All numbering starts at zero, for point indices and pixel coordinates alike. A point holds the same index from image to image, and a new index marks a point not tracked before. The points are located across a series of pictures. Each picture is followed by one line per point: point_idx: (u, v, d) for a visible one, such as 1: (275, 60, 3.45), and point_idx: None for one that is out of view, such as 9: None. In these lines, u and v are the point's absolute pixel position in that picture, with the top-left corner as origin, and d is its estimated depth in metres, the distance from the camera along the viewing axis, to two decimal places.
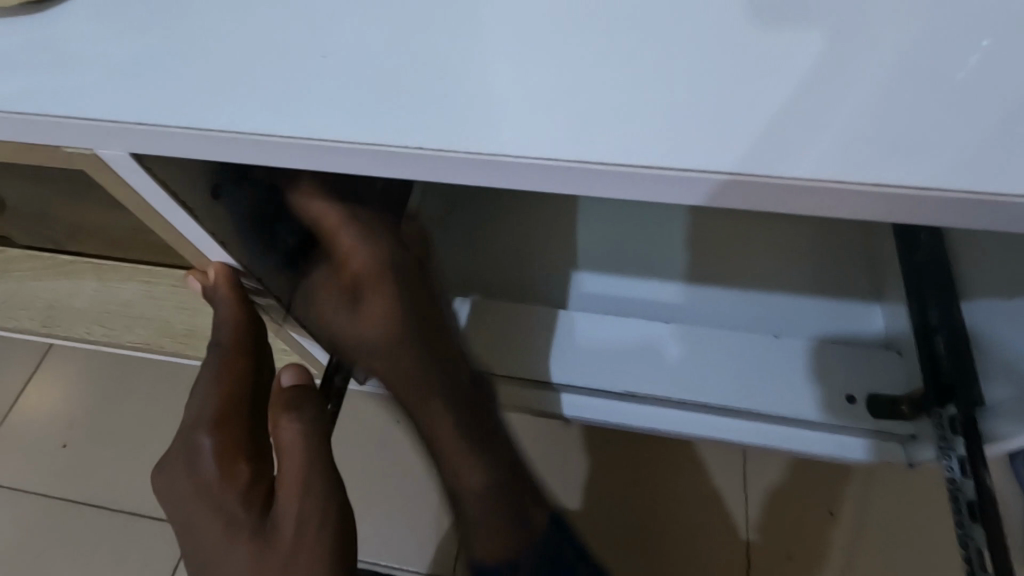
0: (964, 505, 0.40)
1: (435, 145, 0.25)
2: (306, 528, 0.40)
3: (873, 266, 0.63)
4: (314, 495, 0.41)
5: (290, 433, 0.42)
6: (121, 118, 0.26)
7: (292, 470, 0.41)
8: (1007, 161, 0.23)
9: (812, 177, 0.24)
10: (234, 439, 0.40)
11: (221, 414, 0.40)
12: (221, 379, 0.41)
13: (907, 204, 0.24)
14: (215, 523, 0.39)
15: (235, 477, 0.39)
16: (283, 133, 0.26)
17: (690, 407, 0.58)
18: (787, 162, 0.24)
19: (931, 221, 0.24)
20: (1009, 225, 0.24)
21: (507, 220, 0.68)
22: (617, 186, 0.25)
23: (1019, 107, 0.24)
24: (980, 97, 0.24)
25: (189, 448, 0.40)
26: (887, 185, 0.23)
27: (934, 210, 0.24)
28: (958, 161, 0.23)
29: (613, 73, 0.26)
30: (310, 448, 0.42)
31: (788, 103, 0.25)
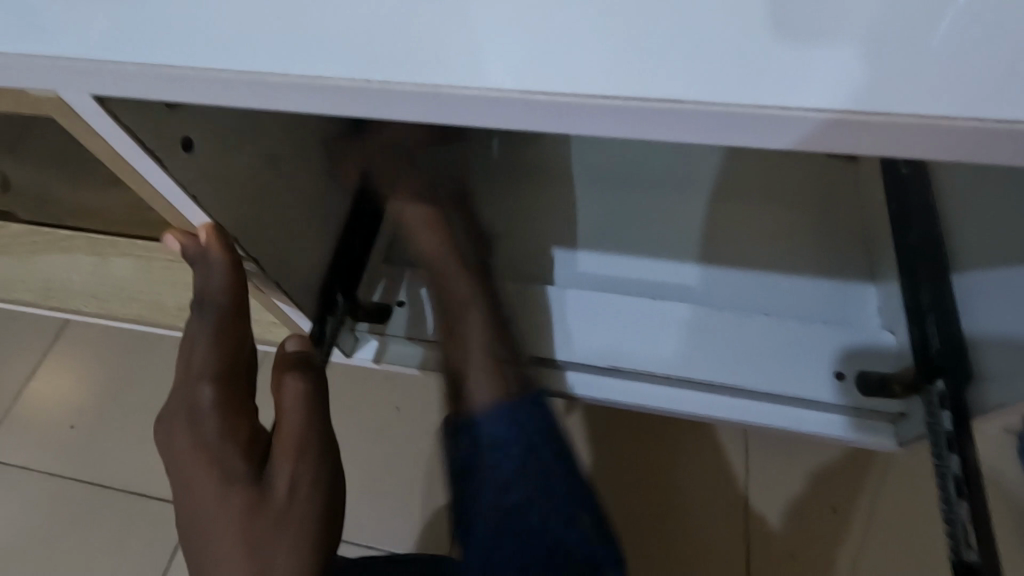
0: (950, 483, 0.38)
1: (380, 78, 0.25)
2: (299, 490, 0.40)
3: (868, 247, 0.63)
4: (308, 459, 0.41)
5: (293, 392, 0.43)
6: (73, 55, 0.26)
7: (291, 431, 0.41)
8: (963, 87, 0.22)
9: (768, 106, 0.23)
10: (233, 394, 0.41)
11: (224, 370, 0.41)
12: (222, 336, 0.42)
13: (865, 136, 0.23)
14: (209, 477, 0.38)
15: (234, 432, 0.39)
16: (232, 69, 0.26)
17: (677, 382, 0.57)
18: (738, 93, 0.23)
19: (889, 156, 0.24)
20: (974, 159, 0.23)
21: (502, 196, 0.68)
22: (569, 123, 0.25)
23: (981, 37, 0.23)
24: (939, 27, 0.23)
25: (189, 403, 0.40)
26: (847, 114, 0.22)
27: (892, 142, 0.23)
28: (915, 90, 0.22)
29: (565, 8, 0.25)
30: (308, 414, 0.43)
31: (743, 35, 0.24)
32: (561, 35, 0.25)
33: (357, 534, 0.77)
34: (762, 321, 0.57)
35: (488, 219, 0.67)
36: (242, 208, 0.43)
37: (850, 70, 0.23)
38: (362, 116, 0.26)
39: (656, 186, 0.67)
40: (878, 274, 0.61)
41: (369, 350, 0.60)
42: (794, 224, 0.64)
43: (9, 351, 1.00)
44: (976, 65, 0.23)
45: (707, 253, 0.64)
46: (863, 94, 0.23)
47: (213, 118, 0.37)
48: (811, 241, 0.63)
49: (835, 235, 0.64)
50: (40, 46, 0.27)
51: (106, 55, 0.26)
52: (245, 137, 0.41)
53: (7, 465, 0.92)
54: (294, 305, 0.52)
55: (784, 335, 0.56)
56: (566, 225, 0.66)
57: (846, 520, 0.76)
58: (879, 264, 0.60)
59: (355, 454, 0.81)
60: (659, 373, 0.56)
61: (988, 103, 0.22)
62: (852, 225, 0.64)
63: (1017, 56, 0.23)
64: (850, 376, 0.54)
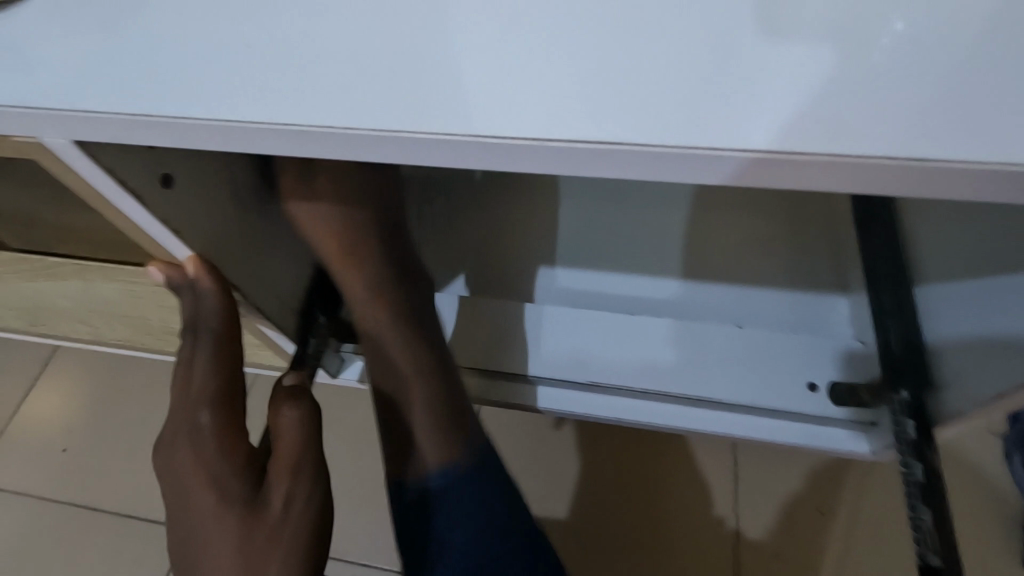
0: (917, 489, 0.39)
1: (343, 125, 0.27)
2: (294, 508, 0.41)
3: (839, 258, 0.64)
4: (304, 479, 0.42)
5: (289, 420, 0.43)
6: (58, 105, 0.28)
7: (288, 452, 0.42)
8: (867, 128, 0.25)
9: (694, 145, 0.25)
10: (232, 417, 0.41)
11: (222, 394, 0.41)
12: (218, 361, 0.42)
13: (790, 172, 0.25)
14: (208, 496, 0.39)
15: (232, 453, 0.40)
16: (209, 115, 0.28)
17: (655, 396, 0.58)
18: (666, 132, 0.26)
19: (812, 188, 0.26)
20: (894, 191, 0.26)
21: (483, 215, 0.69)
22: (523, 161, 0.27)
23: (884, 81, 0.26)
24: (851, 73, 0.26)
25: (189, 426, 0.40)
26: (770, 153, 0.25)
27: (811, 177, 0.26)
28: (827, 129, 0.25)
29: (516, 55, 0.28)
30: (304, 436, 0.43)
31: (675, 82, 0.26)
32: (515, 83, 0.27)
33: (350, 553, 0.78)
34: (738, 334, 0.59)
35: (470, 237, 0.68)
36: (225, 238, 0.45)
37: (777, 116, 0.25)
38: (332, 157, 0.28)
39: (634, 203, 0.69)
40: (850, 286, 0.62)
41: (354, 370, 0.61)
42: (767, 237, 0.66)
43: None
44: (880, 107, 0.25)
45: (686, 269, 0.65)
46: (785, 135, 0.25)
47: (194, 155, 0.39)
48: (785, 254, 0.65)
49: (808, 247, 0.65)
50: (26, 97, 0.28)
51: (91, 105, 0.28)
52: (224, 172, 0.42)
53: None
54: (278, 329, 0.54)
55: (759, 348, 0.58)
56: (546, 242, 0.68)
57: (832, 527, 0.77)
58: (851, 276, 0.62)
59: (345, 472, 0.81)
60: (637, 388, 0.58)
61: (880, 144, 0.24)
62: (823, 237, 0.66)
63: (917, 102, 0.25)
64: (823, 387, 0.55)
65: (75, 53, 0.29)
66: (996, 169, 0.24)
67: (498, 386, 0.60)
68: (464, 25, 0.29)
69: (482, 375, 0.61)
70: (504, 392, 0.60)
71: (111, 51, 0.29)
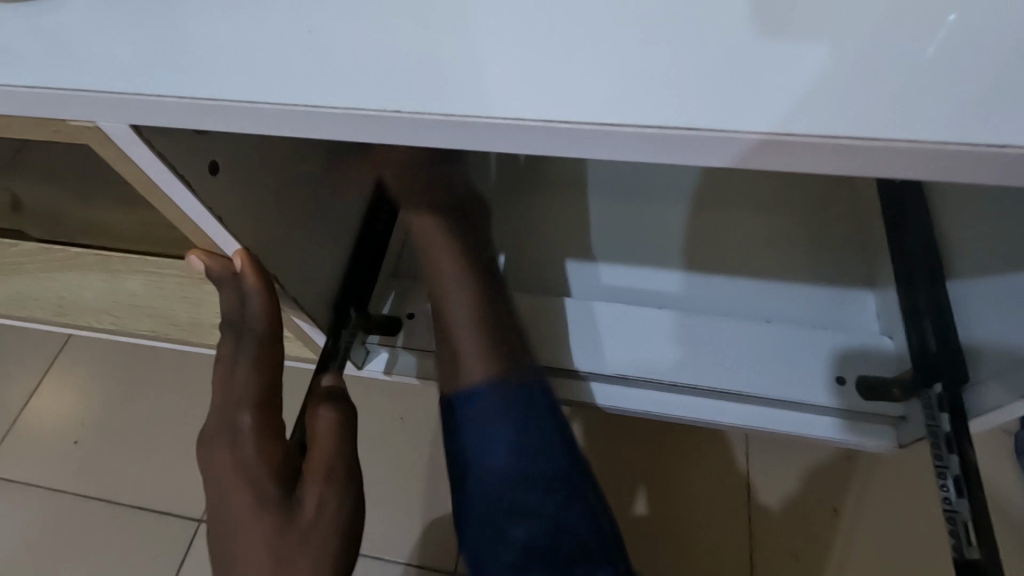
0: (950, 481, 0.40)
1: (409, 111, 0.28)
2: (326, 511, 0.41)
3: (864, 253, 0.65)
4: (337, 481, 0.42)
5: (324, 423, 0.45)
6: (123, 92, 0.29)
7: (322, 453, 0.43)
8: (912, 118, 0.26)
9: (749, 132, 0.26)
10: (273, 420, 0.42)
11: (264, 396, 0.42)
12: (260, 364, 0.42)
13: (850, 157, 0.27)
14: (244, 497, 0.39)
15: (269, 455, 0.40)
16: (272, 101, 0.28)
17: (684, 389, 0.58)
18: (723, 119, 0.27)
19: (858, 174, 0.27)
20: (936, 178, 0.27)
21: (505, 211, 0.69)
22: (579, 148, 0.28)
23: (927, 73, 0.27)
24: (892, 65, 0.27)
25: (230, 425, 0.41)
26: (826, 139, 0.26)
27: (857, 164, 0.27)
28: (874, 116, 0.26)
29: (571, 48, 0.29)
30: (338, 441, 0.44)
31: (728, 74, 0.28)
32: (572, 77, 0.28)
33: (367, 547, 0.78)
34: (765, 328, 0.59)
35: (495, 230, 0.68)
36: (265, 226, 0.45)
37: (823, 111, 0.26)
38: (398, 143, 0.29)
39: (657, 198, 0.69)
40: (876, 281, 0.62)
41: (380, 363, 0.61)
42: (790, 232, 0.66)
43: (11, 369, 1.00)
44: (923, 97, 0.26)
45: (712, 263, 0.65)
46: (831, 126, 0.26)
47: (235, 141, 0.40)
48: (810, 250, 0.65)
49: (833, 242, 0.65)
50: (91, 85, 0.29)
51: (157, 91, 0.29)
52: (263, 159, 0.43)
53: (11, 483, 0.91)
54: (312, 322, 0.54)
55: (788, 344, 0.58)
56: (568, 236, 0.68)
57: (845, 523, 0.77)
58: (876, 272, 0.62)
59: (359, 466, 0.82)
60: (666, 381, 0.57)
61: (926, 131, 0.26)
62: (848, 232, 0.66)
63: (948, 92, 0.26)
64: (851, 381, 0.55)
65: (140, 43, 0.30)
66: (1014, 153, 0.25)
67: None
68: (520, 22, 0.30)
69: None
70: None
71: (172, 40, 0.30)
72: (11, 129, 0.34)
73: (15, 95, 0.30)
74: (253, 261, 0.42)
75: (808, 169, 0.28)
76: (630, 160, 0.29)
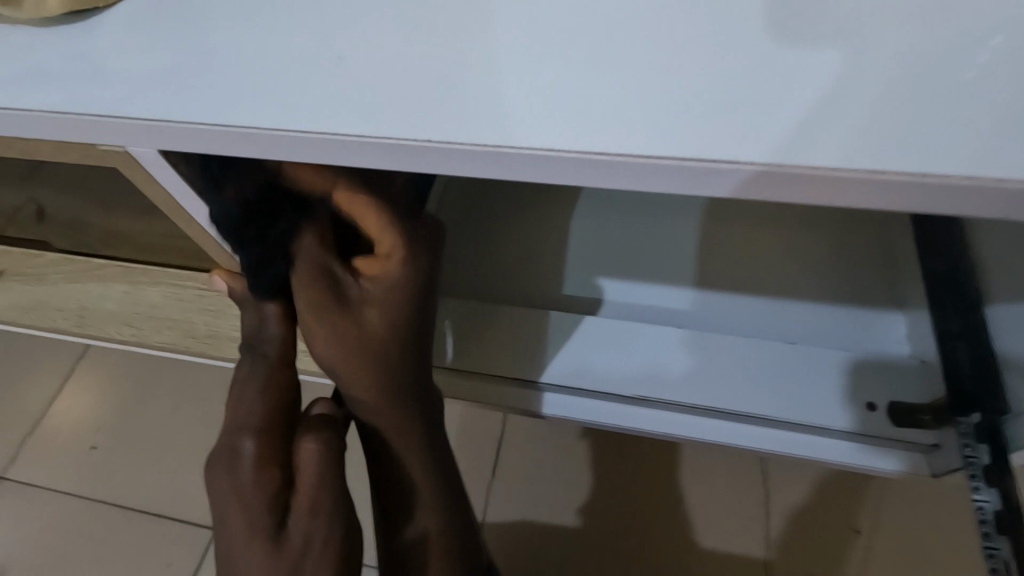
0: (991, 518, 0.39)
1: (439, 138, 0.27)
2: (314, 544, 0.39)
3: (893, 271, 0.63)
4: (325, 515, 0.39)
5: (309, 451, 0.40)
6: (150, 117, 0.29)
7: (308, 485, 0.39)
8: (958, 149, 0.25)
9: (789, 165, 0.26)
10: (274, 445, 0.40)
11: (265, 420, 0.41)
12: (269, 387, 0.42)
13: (897, 191, 0.25)
14: (240, 522, 0.39)
15: (264, 484, 0.39)
16: (300, 129, 0.28)
17: (705, 412, 0.56)
18: (756, 149, 0.26)
19: (904, 209, 0.26)
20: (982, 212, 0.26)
21: (522, 226, 0.69)
22: (611, 176, 0.27)
23: (973, 102, 0.26)
24: (936, 92, 0.26)
25: (230, 449, 0.40)
26: (881, 173, 0.25)
27: (902, 197, 0.26)
28: (920, 148, 0.25)
29: (600, 72, 0.28)
30: (322, 471, 0.40)
31: (765, 101, 0.27)
32: (603, 100, 0.28)
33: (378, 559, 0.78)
34: (788, 350, 0.57)
35: (512, 246, 0.68)
36: None
37: (861, 139, 0.26)
38: (421, 169, 0.29)
39: (676, 214, 0.68)
40: (904, 302, 0.61)
41: None
42: (815, 250, 0.65)
43: (32, 374, 1.01)
44: (970, 125, 0.25)
45: (731, 282, 0.64)
46: (874, 158, 0.25)
47: None
48: (835, 268, 0.64)
49: (859, 260, 0.64)
50: (118, 110, 0.29)
51: (184, 117, 0.29)
52: None
53: (30, 486, 0.93)
54: None
55: (813, 364, 0.56)
56: (586, 252, 0.67)
57: None
58: (907, 291, 0.60)
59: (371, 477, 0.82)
60: (687, 403, 0.56)
61: (973, 164, 0.25)
62: (875, 249, 0.64)
63: (997, 119, 0.25)
64: (883, 407, 0.53)
65: (168, 66, 0.30)
66: None
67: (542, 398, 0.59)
68: (547, 46, 0.29)
69: (523, 387, 0.59)
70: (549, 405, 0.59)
71: (201, 63, 0.30)
72: (39, 151, 0.34)
73: (42, 119, 0.30)
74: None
75: (846, 203, 0.27)
76: (661, 190, 0.28)
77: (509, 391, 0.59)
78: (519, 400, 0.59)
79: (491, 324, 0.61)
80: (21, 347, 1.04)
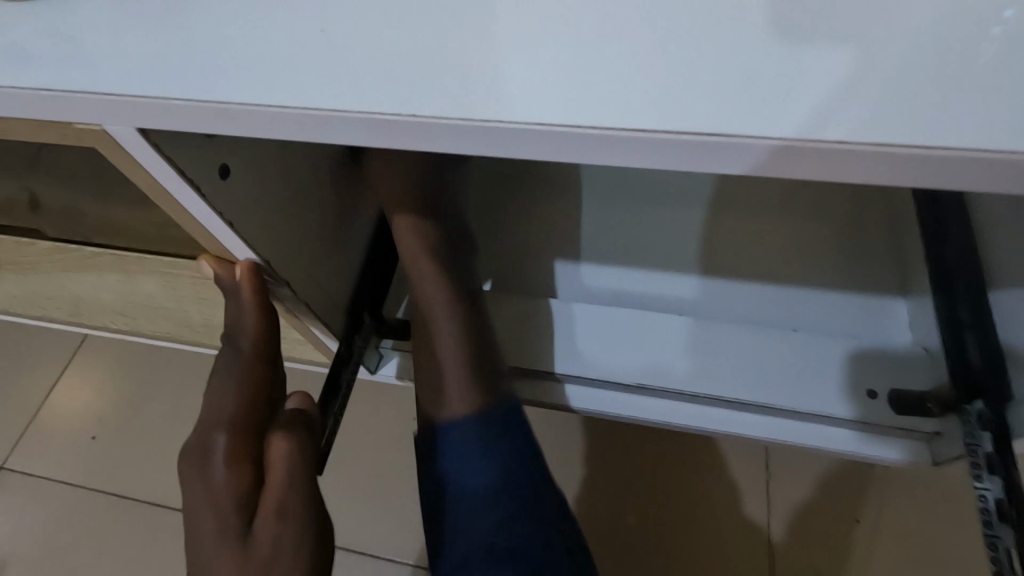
0: (992, 506, 0.38)
1: (430, 115, 0.27)
2: (281, 547, 0.40)
3: (899, 259, 0.62)
4: (292, 518, 0.41)
5: (278, 453, 0.41)
6: (129, 95, 0.28)
7: (277, 487, 0.41)
8: (966, 120, 0.24)
9: (790, 141, 0.25)
10: (247, 441, 0.41)
11: (238, 417, 0.42)
12: (241, 382, 0.43)
13: (905, 167, 0.24)
14: (212, 520, 0.40)
15: (234, 483, 0.40)
16: (284, 108, 0.27)
17: (706, 401, 0.56)
18: (756, 125, 0.25)
19: (915, 185, 0.25)
20: (994, 187, 0.25)
21: (523, 214, 0.68)
22: (609, 154, 0.26)
23: (980, 73, 0.25)
24: (940, 64, 0.25)
25: (202, 447, 0.41)
26: (888, 148, 0.24)
27: (908, 173, 0.25)
28: (927, 120, 0.24)
29: (591, 47, 0.28)
30: (292, 472, 0.41)
31: (765, 76, 0.26)
32: (602, 78, 0.27)
33: (376, 548, 0.78)
34: (791, 338, 0.57)
35: (512, 233, 0.67)
36: (276, 232, 0.44)
37: (865, 113, 0.25)
38: (412, 149, 0.28)
39: (679, 201, 0.67)
40: (910, 289, 0.60)
41: (393, 367, 0.59)
42: (819, 236, 0.64)
43: (30, 365, 1.01)
44: (979, 96, 0.24)
45: (734, 269, 0.63)
46: (882, 133, 0.24)
47: (249, 145, 0.39)
48: (840, 255, 0.63)
49: (864, 246, 0.63)
50: (97, 88, 0.28)
51: (164, 95, 0.28)
52: (272, 158, 0.42)
53: (29, 477, 0.93)
54: (325, 327, 0.53)
55: (813, 352, 0.56)
56: (588, 240, 0.66)
57: (864, 535, 0.75)
58: (912, 278, 0.59)
59: (370, 466, 0.82)
60: (687, 392, 0.56)
61: (983, 136, 0.24)
62: (881, 236, 0.63)
63: (1008, 91, 0.24)
64: (883, 395, 0.53)
65: (148, 43, 0.29)
66: None
67: (543, 386, 0.59)
68: (542, 23, 0.28)
69: (522, 377, 0.59)
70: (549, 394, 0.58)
71: (182, 40, 0.29)
72: (19, 132, 0.33)
73: (18, 97, 0.29)
74: (255, 274, 0.42)
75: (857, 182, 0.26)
76: (658, 169, 0.27)
77: (508, 380, 0.59)
78: (517, 390, 0.59)
79: (490, 312, 0.61)
80: (20, 338, 1.04)
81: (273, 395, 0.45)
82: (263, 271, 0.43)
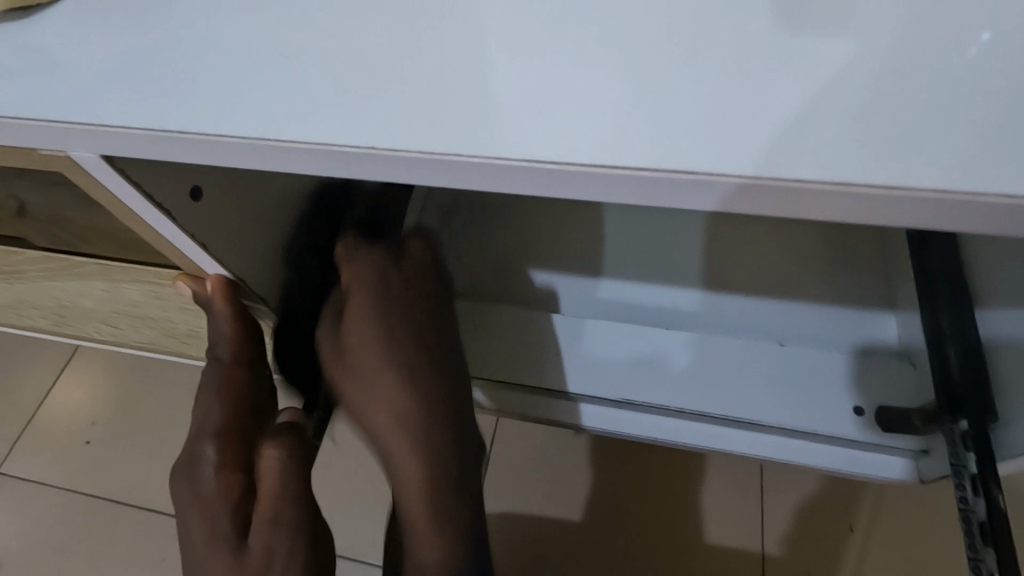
0: (975, 528, 0.39)
1: (387, 143, 0.26)
2: (275, 556, 0.40)
3: (885, 270, 0.62)
4: (284, 525, 0.41)
5: (270, 459, 0.41)
6: (86, 120, 0.28)
7: (270, 494, 0.40)
8: (934, 153, 0.23)
9: (748, 180, 0.24)
10: (236, 448, 0.41)
11: (224, 425, 0.42)
12: (225, 392, 0.43)
13: (867, 207, 0.24)
14: (205, 529, 0.41)
15: (224, 491, 0.40)
16: (243, 135, 0.27)
17: (692, 416, 0.55)
18: (718, 155, 0.24)
19: (879, 221, 0.24)
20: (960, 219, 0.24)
21: (515, 227, 0.68)
22: (572, 185, 0.26)
23: (947, 103, 0.24)
24: (907, 93, 0.25)
25: (191, 456, 0.41)
26: (850, 187, 0.23)
27: (879, 206, 0.24)
28: (884, 154, 0.24)
29: (553, 71, 0.27)
30: (284, 480, 0.41)
31: (730, 103, 0.25)
32: (571, 112, 0.26)
33: (367, 555, 0.78)
34: (776, 353, 0.56)
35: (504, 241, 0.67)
36: (245, 250, 0.43)
37: (827, 144, 0.24)
38: (375, 176, 0.27)
39: (673, 213, 0.67)
40: (899, 303, 0.59)
41: None
42: (810, 248, 0.64)
43: (23, 370, 1.01)
44: (943, 126, 0.24)
45: (728, 281, 0.63)
46: (847, 166, 0.24)
47: (224, 172, 0.39)
48: (829, 267, 0.62)
49: (853, 258, 0.63)
50: (53, 113, 0.28)
51: (122, 121, 0.28)
52: (247, 183, 0.42)
53: (23, 481, 0.93)
54: (303, 343, 0.53)
55: (797, 367, 0.55)
56: (582, 251, 0.66)
57: (858, 545, 0.74)
58: (900, 292, 0.59)
59: (361, 473, 0.82)
60: (674, 407, 0.55)
61: (945, 172, 0.23)
62: (870, 249, 0.63)
63: (975, 124, 0.24)
64: (870, 411, 0.52)
65: (106, 66, 0.29)
66: None
67: (543, 402, 0.58)
68: (507, 46, 0.28)
69: (531, 392, 0.58)
70: (547, 409, 0.57)
71: (142, 63, 0.29)
72: None
73: None
74: (226, 286, 0.42)
75: (821, 215, 0.25)
76: (622, 200, 0.26)
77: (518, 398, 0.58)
78: (517, 404, 0.58)
79: (486, 323, 0.61)
80: (13, 343, 1.04)
81: (260, 401, 0.44)
82: (233, 285, 0.43)
